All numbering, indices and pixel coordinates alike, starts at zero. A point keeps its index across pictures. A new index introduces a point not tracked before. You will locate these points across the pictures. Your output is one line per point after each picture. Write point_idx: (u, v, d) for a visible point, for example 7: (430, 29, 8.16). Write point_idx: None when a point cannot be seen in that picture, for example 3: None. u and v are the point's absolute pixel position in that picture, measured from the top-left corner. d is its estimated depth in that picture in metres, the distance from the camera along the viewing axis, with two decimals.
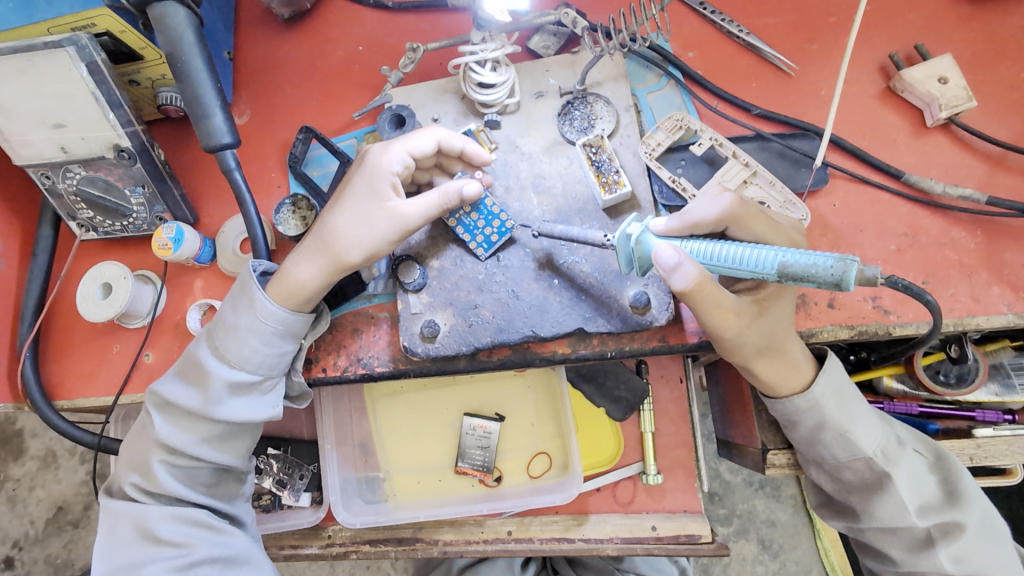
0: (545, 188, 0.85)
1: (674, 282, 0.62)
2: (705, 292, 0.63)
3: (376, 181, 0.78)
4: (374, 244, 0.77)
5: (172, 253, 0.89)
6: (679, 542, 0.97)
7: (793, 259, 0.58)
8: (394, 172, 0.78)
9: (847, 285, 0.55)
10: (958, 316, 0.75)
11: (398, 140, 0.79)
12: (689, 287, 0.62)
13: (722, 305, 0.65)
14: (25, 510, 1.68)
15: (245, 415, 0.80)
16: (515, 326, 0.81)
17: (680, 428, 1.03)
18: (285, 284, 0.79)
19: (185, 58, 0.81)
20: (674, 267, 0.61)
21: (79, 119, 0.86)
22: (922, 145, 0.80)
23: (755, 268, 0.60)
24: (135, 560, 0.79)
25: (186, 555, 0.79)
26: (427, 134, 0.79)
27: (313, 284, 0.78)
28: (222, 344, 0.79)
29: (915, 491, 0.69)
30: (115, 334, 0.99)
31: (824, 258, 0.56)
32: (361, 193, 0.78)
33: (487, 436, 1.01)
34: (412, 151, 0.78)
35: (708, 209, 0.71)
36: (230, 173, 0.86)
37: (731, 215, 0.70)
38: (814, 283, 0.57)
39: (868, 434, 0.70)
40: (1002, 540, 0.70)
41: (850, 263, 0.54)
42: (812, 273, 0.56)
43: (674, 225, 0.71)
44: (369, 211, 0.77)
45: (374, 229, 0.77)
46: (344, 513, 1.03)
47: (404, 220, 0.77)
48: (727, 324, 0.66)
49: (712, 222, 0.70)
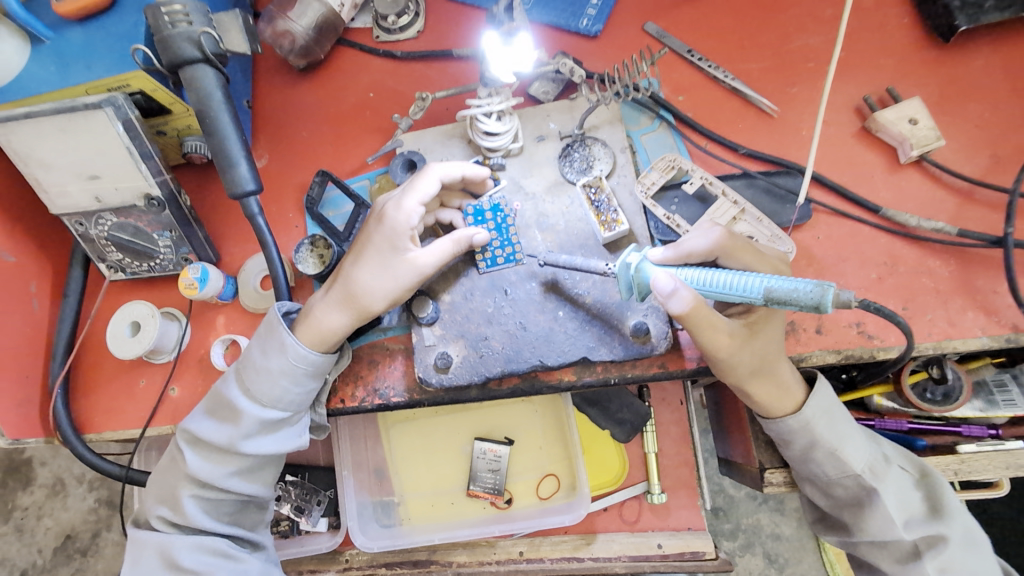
0: (548, 226, 0.91)
1: (671, 305, 0.68)
2: (700, 315, 0.69)
3: (394, 233, 0.84)
4: (398, 293, 0.84)
5: (198, 292, 0.96)
6: (684, 558, 1.01)
7: (777, 285, 0.63)
8: (410, 223, 0.84)
9: (825, 308, 0.60)
10: (936, 340, 0.80)
11: (407, 191, 0.85)
12: (686, 310, 0.68)
13: (715, 327, 0.70)
14: (33, 539, 1.71)
15: (273, 448, 0.85)
16: (524, 356, 0.86)
17: (682, 448, 1.07)
18: (316, 330, 0.85)
19: (213, 114, 0.87)
20: (671, 293, 0.67)
21: (113, 171, 0.93)
22: (897, 180, 0.87)
23: (743, 292, 0.66)
24: None
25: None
26: (429, 178, 0.84)
27: (343, 331, 0.85)
28: (254, 385, 0.84)
29: (901, 506, 0.73)
30: (141, 369, 1.04)
31: (803, 284, 0.61)
32: (382, 245, 0.84)
33: (498, 460, 1.05)
34: (422, 199, 0.84)
35: (700, 240, 0.78)
36: (253, 218, 0.92)
37: (721, 246, 0.77)
38: (795, 305, 0.62)
39: (856, 453, 0.74)
40: (988, 553, 0.73)
41: (827, 288, 0.59)
42: (793, 296, 0.62)
43: (669, 255, 0.78)
44: (390, 261, 0.84)
45: (396, 281, 0.84)
46: (362, 537, 1.07)
47: (422, 267, 0.84)
48: (721, 348, 0.72)
49: (703, 253, 0.77)
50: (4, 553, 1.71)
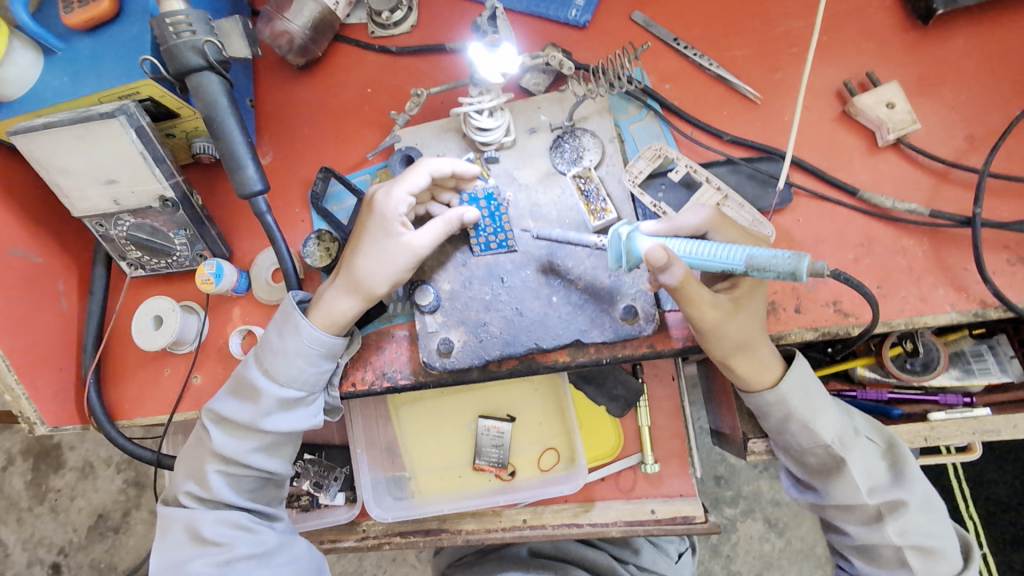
0: (541, 216, 0.95)
1: (663, 276, 0.69)
2: (688, 288, 0.70)
3: (385, 220, 0.90)
4: (397, 275, 0.90)
5: (214, 287, 1.02)
6: (676, 522, 1.06)
7: (757, 253, 0.66)
8: (399, 211, 0.90)
9: (800, 275, 0.64)
10: (908, 316, 0.84)
11: (397, 182, 0.90)
12: (677, 283, 0.69)
13: (701, 299, 0.72)
14: (68, 518, 1.83)
15: (290, 426, 0.92)
16: (521, 340, 0.92)
17: (674, 421, 1.12)
18: (327, 313, 0.92)
19: (220, 119, 0.92)
20: (665, 266, 0.68)
21: (129, 175, 0.98)
22: (875, 163, 0.90)
23: (725, 262, 0.69)
24: (186, 557, 0.91)
25: (226, 552, 0.90)
26: (419, 171, 0.90)
27: (351, 313, 0.91)
28: (272, 366, 0.91)
29: (867, 474, 0.78)
30: (165, 359, 1.11)
31: (781, 252, 0.65)
32: (378, 232, 0.90)
33: (501, 435, 1.13)
34: (411, 189, 0.90)
35: (690, 216, 0.81)
36: (262, 216, 0.98)
37: (710, 222, 0.80)
38: (774, 273, 0.66)
39: (828, 425, 0.79)
40: (943, 517, 0.80)
41: (803, 257, 0.63)
42: (772, 263, 0.65)
43: (661, 228, 0.81)
44: (386, 246, 0.90)
45: (394, 263, 0.90)
46: (377, 508, 1.15)
47: (417, 249, 0.89)
48: (707, 321, 0.74)
49: (692, 228, 0.80)
50: (43, 532, 1.83)
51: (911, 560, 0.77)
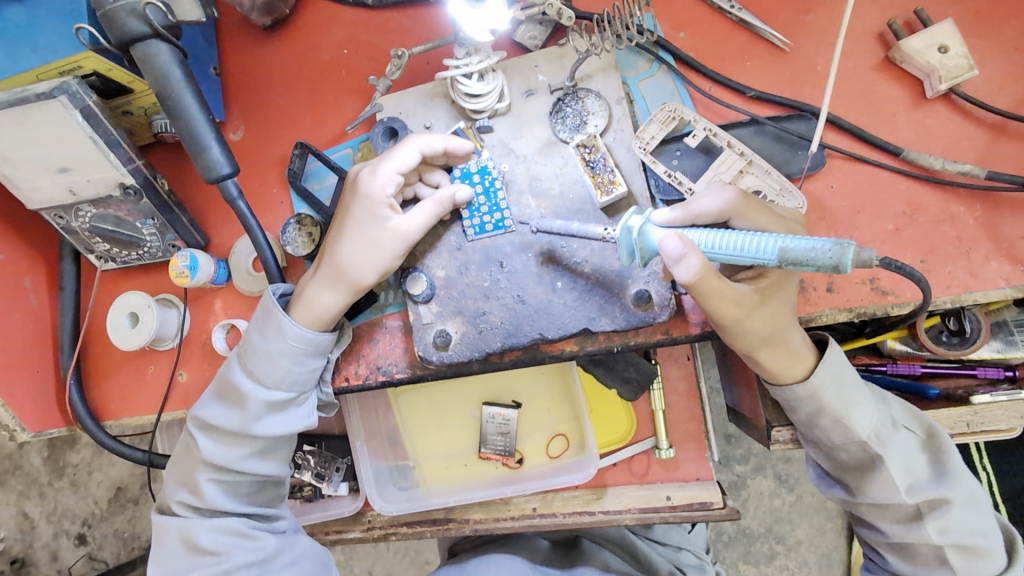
0: (542, 191, 0.85)
1: (677, 273, 0.60)
2: (709, 283, 0.62)
3: (371, 203, 0.81)
4: (386, 263, 0.82)
5: (190, 280, 0.94)
6: (692, 509, 1.01)
7: (792, 245, 0.57)
8: (387, 192, 0.81)
9: (845, 268, 0.55)
10: (955, 293, 0.75)
11: (382, 160, 0.81)
12: (693, 279, 0.61)
13: (723, 298, 0.63)
14: (88, 491, 1.81)
15: (281, 429, 0.85)
16: (524, 330, 0.84)
17: (689, 403, 1.06)
18: (310, 308, 0.84)
19: (175, 95, 0.81)
20: (679, 257, 0.60)
21: (83, 163, 0.88)
22: (922, 117, 0.79)
23: (755, 255, 0.60)
24: (184, 568, 0.88)
25: (225, 561, 0.86)
26: (408, 148, 0.80)
27: (337, 307, 0.84)
28: (257, 368, 0.84)
29: (905, 470, 0.72)
30: (148, 356, 1.05)
31: (821, 243, 0.55)
32: (362, 216, 0.81)
33: (506, 423, 1.07)
34: (399, 168, 0.80)
35: (710, 202, 0.70)
36: (233, 202, 0.88)
37: (734, 207, 0.69)
38: (812, 267, 0.57)
39: (864, 419, 0.72)
40: (987, 512, 0.74)
41: (847, 246, 0.54)
42: (811, 257, 0.56)
43: (677, 216, 0.70)
44: (374, 233, 0.81)
45: (383, 251, 0.81)
46: (380, 501, 1.12)
47: (407, 234, 0.81)
48: (730, 317, 0.65)
49: (713, 216, 0.70)
50: (65, 505, 1.82)
51: (951, 560, 0.71)
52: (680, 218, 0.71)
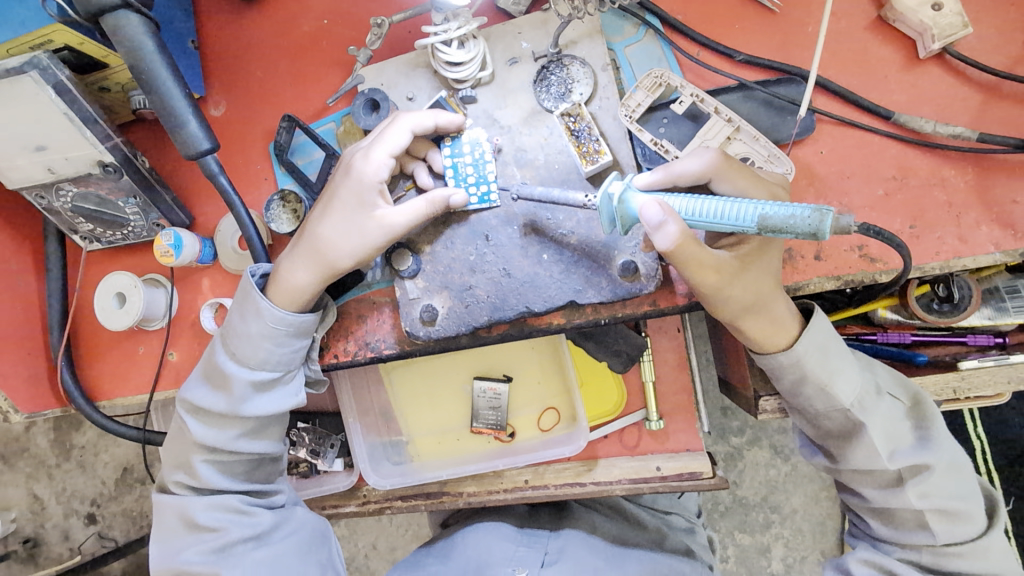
0: (527, 162, 0.84)
1: (657, 241, 0.60)
2: (688, 253, 0.61)
3: (362, 187, 0.80)
4: (365, 251, 0.80)
5: (174, 259, 0.93)
6: (682, 479, 1.02)
7: (773, 212, 0.56)
8: (380, 176, 0.79)
9: (823, 235, 0.55)
10: (944, 259, 0.74)
11: (375, 142, 0.79)
12: (673, 247, 0.60)
13: (703, 264, 0.63)
14: (96, 472, 1.84)
15: (271, 408, 0.86)
16: (510, 304, 0.84)
17: (680, 374, 1.06)
18: (286, 288, 0.83)
19: (149, 68, 0.79)
20: (659, 225, 0.59)
21: (60, 140, 0.87)
22: (914, 79, 0.77)
23: (735, 223, 0.59)
24: (183, 544, 0.89)
25: (222, 537, 0.87)
26: (400, 127, 0.79)
27: (311, 289, 0.83)
28: (239, 350, 0.84)
29: (887, 437, 0.72)
30: (138, 337, 1.05)
31: (801, 209, 0.55)
32: (349, 199, 0.80)
33: (498, 397, 1.08)
34: (391, 150, 0.79)
35: (691, 162, 0.68)
36: (214, 178, 0.88)
37: (715, 167, 0.68)
38: (791, 234, 0.56)
39: (847, 387, 0.71)
40: (968, 476, 0.74)
41: (826, 214, 0.54)
42: (789, 224, 0.56)
43: (657, 178, 0.69)
44: (359, 218, 0.80)
45: (365, 238, 0.80)
46: (375, 475, 1.13)
47: (391, 226, 0.79)
48: (709, 284, 0.65)
49: (693, 176, 0.68)
50: (74, 486, 1.85)
51: (931, 524, 0.72)
52: (661, 179, 0.70)
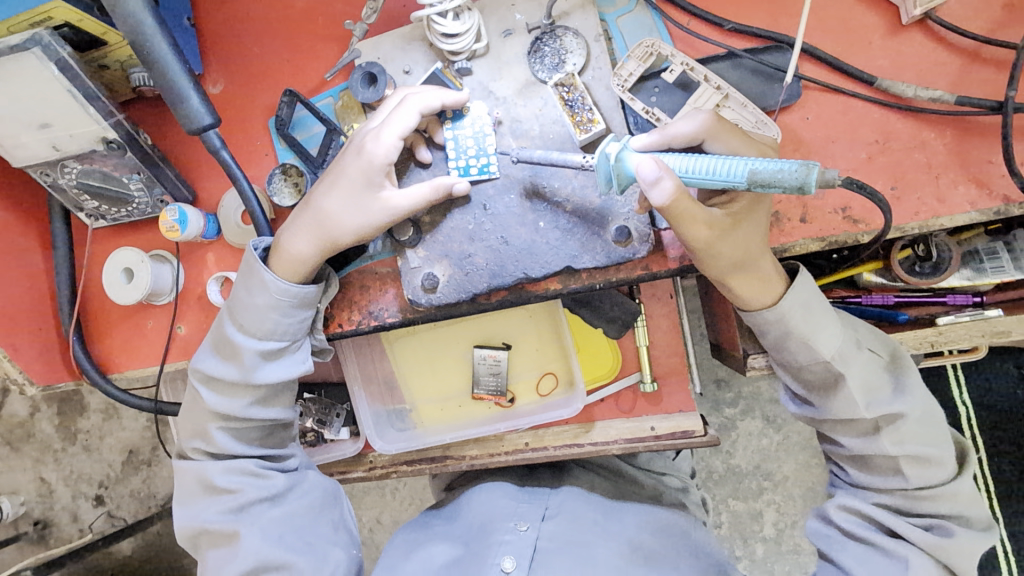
0: (522, 132, 0.86)
1: (652, 197, 0.63)
2: (682, 208, 0.64)
3: (371, 168, 0.81)
4: (368, 229, 0.83)
5: (180, 234, 0.96)
6: (675, 438, 1.07)
7: (762, 167, 0.59)
8: (389, 159, 0.81)
9: (809, 188, 0.58)
10: (923, 219, 0.78)
11: (385, 124, 0.80)
12: (668, 202, 0.63)
13: (696, 220, 0.66)
14: (101, 455, 1.88)
15: (281, 374, 0.90)
16: (509, 270, 0.87)
17: (672, 339, 1.10)
18: (287, 260, 0.85)
19: (149, 43, 0.81)
20: (654, 180, 0.62)
21: (64, 117, 0.89)
22: (897, 44, 0.79)
23: (726, 178, 0.62)
24: (201, 506, 0.93)
25: (239, 498, 0.92)
26: (408, 109, 0.80)
27: (312, 262, 0.85)
28: (246, 321, 0.87)
29: (865, 389, 0.76)
30: (147, 311, 1.08)
31: (789, 164, 0.58)
32: (356, 178, 0.81)
33: (497, 363, 1.12)
34: (400, 132, 0.80)
35: (685, 125, 0.71)
36: (218, 153, 0.89)
37: (707, 129, 0.70)
38: (779, 188, 0.59)
39: (829, 340, 0.75)
40: (941, 425, 0.79)
41: (812, 167, 0.57)
42: (777, 178, 0.59)
43: (654, 139, 0.71)
44: (364, 198, 0.82)
45: (369, 217, 0.82)
46: (380, 441, 1.18)
47: (397, 207, 0.82)
48: (702, 242, 0.68)
49: (687, 138, 0.70)
50: (80, 469, 1.89)
51: (904, 468, 0.77)
52: (657, 141, 0.72)
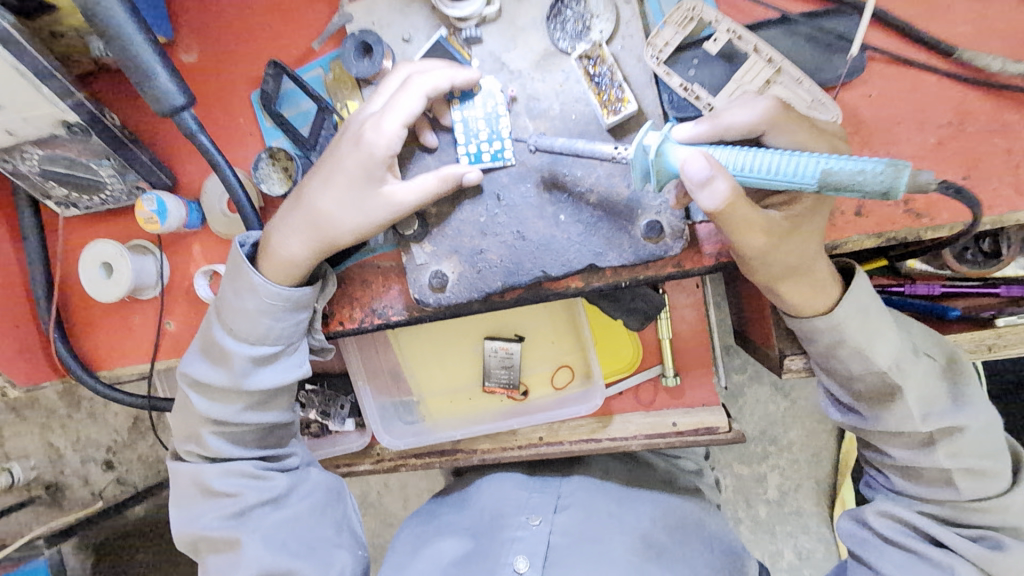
0: (540, 112, 0.76)
1: (701, 199, 0.54)
2: (735, 213, 0.55)
3: (371, 160, 0.71)
4: (367, 228, 0.74)
5: (160, 227, 0.87)
6: (698, 433, 1.01)
7: (839, 166, 0.50)
8: (392, 150, 0.71)
9: (896, 193, 0.49)
10: (997, 214, 0.68)
11: (386, 109, 0.70)
12: (720, 206, 0.54)
13: (750, 225, 0.56)
14: (107, 420, 1.85)
15: (276, 380, 0.83)
16: (525, 268, 0.78)
17: (697, 330, 1.03)
18: (276, 261, 0.76)
19: (104, 11, 0.68)
20: (705, 181, 0.53)
21: (14, 99, 0.77)
22: (982, 7, 0.69)
23: (792, 179, 0.52)
24: (197, 512, 0.88)
25: (239, 502, 0.87)
26: (413, 91, 0.69)
27: (305, 264, 0.76)
28: (236, 326, 0.79)
29: (922, 400, 0.69)
30: (132, 305, 1.00)
31: (873, 164, 0.49)
32: (353, 171, 0.72)
33: (510, 356, 1.05)
34: (405, 119, 0.70)
35: (742, 113, 0.61)
36: (194, 137, 0.79)
37: (769, 119, 0.60)
38: (859, 192, 0.50)
39: (886, 350, 0.67)
40: (998, 436, 0.72)
41: (903, 168, 0.48)
42: (858, 181, 0.49)
43: (703, 130, 0.61)
44: (363, 193, 0.72)
45: (369, 215, 0.73)
46: (387, 436, 1.12)
47: (400, 204, 0.73)
48: (754, 248, 0.59)
49: (743, 129, 0.61)
50: (87, 434, 1.86)
51: (957, 481, 0.71)
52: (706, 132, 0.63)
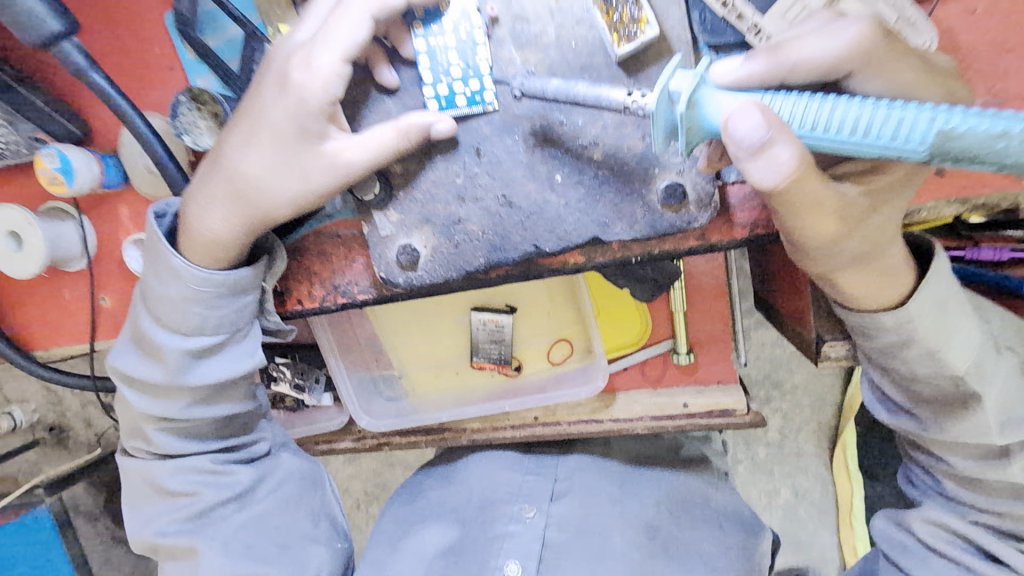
0: (531, 39, 0.58)
1: (752, 172, 0.39)
2: (800, 189, 0.40)
3: (303, 108, 0.56)
4: (307, 196, 0.59)
5: (67, 189, 0.72)
6: (712, 416, 0.91)
7: (968, 127, 0.35)
8: (330, 93, 0.55)
9: None
10: None
11: (320, 40, 0.55)
12: (779, 182, 0.38)
13: (818, 205, 0.41)
14: None
15: (223, 373, 0.69)
16: (513, 243, 0.63)
17: (715, 302, 0.90)
18: (198, 239, 0.62)
19: None
20: (760, 147, 0.38)
21: None
22: None
23: (895, 144, 0.38)
24: (151, 512, 0.78)
25: (198, 502, 0.77)
26: (353, 13, 0.54)
27: (234, 243, 0.62)
28: (164, 314, 0.65)
29: (999, 407, 0.56)
30: (60, 279, 0.86)
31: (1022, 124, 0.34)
32: (283, 123, 0.56)
33: (499, 330, 0.92)
34: (345, 51, 0.54)
35: (823, 43, 0.44)
36: (86, 76, 0.61)
37: (860, 51, 0.44)
38: (991, 164, 0.36)
39: (963, 349, 0.54)
40: None
41: None
42: (996, 149, 0.35)
43: (763, 67, 0.44)
44: (297, 151, 0.57)
45: (307, 179, 0.58)
46: (366, 416, 1.02)
47: (346, 164, 0.57)
48: (820, 233, 0.44)
49: (824, 66, 0.44)
50: None
51: None
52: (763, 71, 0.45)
